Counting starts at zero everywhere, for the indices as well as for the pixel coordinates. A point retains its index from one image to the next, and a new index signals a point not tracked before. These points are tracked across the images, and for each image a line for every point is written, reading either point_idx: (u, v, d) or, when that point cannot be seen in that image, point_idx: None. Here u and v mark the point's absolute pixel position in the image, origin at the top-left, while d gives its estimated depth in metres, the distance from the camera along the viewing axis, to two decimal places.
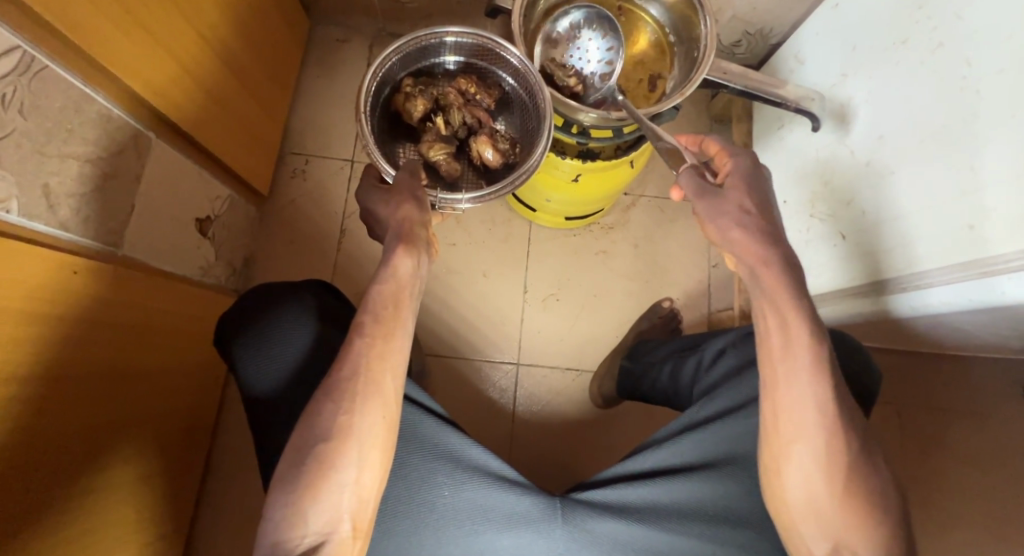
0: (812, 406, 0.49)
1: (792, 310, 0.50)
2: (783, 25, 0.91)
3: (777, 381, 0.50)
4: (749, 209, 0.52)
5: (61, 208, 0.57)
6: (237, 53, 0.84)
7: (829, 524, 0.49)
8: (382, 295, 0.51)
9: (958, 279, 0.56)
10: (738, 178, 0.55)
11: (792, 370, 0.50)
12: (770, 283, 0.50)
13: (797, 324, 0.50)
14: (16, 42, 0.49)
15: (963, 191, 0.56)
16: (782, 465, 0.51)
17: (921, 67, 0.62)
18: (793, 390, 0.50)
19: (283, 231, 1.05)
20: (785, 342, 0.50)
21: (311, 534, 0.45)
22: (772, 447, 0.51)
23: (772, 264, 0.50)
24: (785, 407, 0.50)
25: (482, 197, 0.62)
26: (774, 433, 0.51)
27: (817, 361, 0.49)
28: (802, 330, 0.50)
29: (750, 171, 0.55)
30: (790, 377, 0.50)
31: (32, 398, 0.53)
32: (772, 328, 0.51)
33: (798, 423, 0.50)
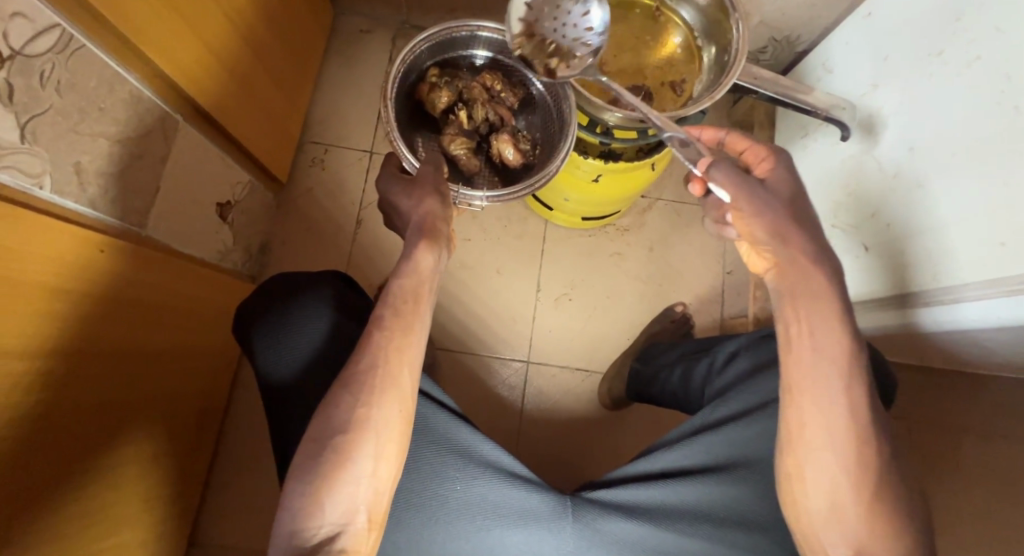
0: (844, 411, 0.49)
1: (833, 316, 0.51)
2: (811, 32, 0.90)
3: (809, 387, 0.50)
4: (788, 214, 0.53)
5: (90, 186, 0.57)
6: (264, 39, 0.84)
7: (851, 532, 0.49)
8: (402, 289, 0.52)
9: (990, 296, 0.56)
10: (784, 179, 0.56)
11: (826, 375, 0.50)
12: (805, 289, 0.52)
13: (833, 331, 0.50)
14: (56, 20, 0.50)
15: (997, 206, 0.55)
16: (802, 473, 0.51)
17: (958, 80, 0.61)
18: (825, 397, 0.50)
19: (300, 219, 1.06)
20: (821, 348, 0.50)
21: (327, 525, 0.45)
22: (796, 455, 0.51)
23: (811, 270, 0.52)
24: (814, 412, 0.50)
25: (501, 196, 0.62)
26: (799, 439, 0.51)
27: (850, 362, 0.50)
28: (837, 339, 0.50)
29: (788, 174, 0.56)
30: (823, 383, 0.50)
31: (52, 373, 0.54)
32: (806, 334, 0.51)
33: (827, 429, 0.50)
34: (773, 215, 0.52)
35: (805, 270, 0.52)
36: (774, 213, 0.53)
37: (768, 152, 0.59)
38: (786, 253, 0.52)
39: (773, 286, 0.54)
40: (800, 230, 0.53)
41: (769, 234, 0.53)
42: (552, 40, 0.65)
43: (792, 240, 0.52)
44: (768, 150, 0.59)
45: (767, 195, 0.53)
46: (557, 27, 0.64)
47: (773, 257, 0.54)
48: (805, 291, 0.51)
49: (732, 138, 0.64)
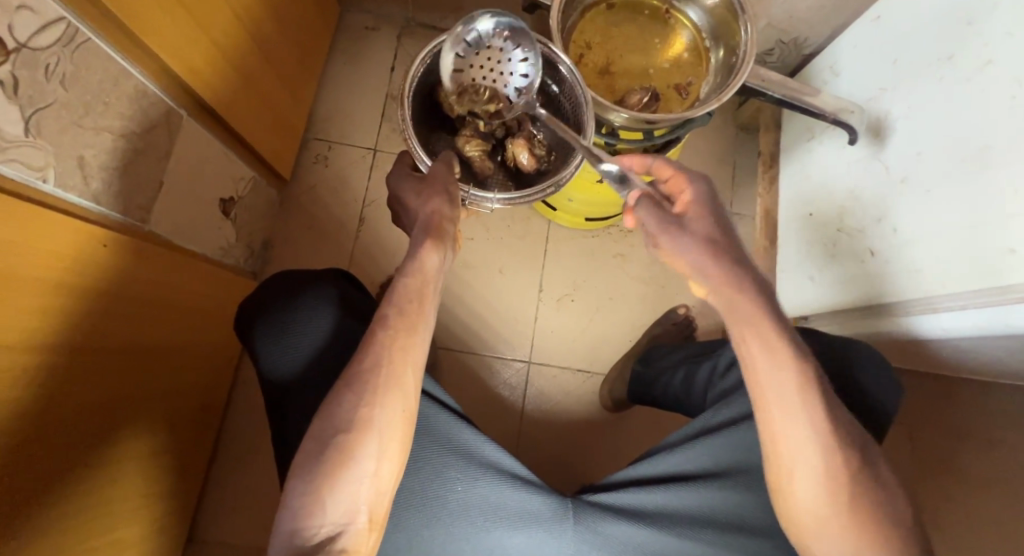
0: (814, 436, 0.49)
1: (772, 350, 0.50)
2: (819, 35, 0.89)
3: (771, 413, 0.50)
4: (710, 244, 0.51)
5: (94, 181, 0.57)
6: (269, 36, 0.84)
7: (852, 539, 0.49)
8: (406, 287, 0.52)
9: (983, 303, 0.58)
10: (699, 207, 0.54)
11: (783, 391, 0.49)
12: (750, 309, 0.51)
13: (783, 364, 0.49)
14: (62, 13, 0.50)
15: (1005, 212, 0.55)
16: (794, 485, 0.50)
17: (968, 86, 0.61)
18: (793, 426, 0.49)
19: (302, 216, 1.05)
20: (772, 381, 0.50)
21: (328, 524, 0.44)
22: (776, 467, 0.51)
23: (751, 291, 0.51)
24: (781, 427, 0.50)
25: (512, 199, 0.62)
26: (779, 461, 0.50)
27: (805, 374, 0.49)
28: (790, 369, 0.50)
29: (709, 198, 0.54)
30: (790, 412, 0.49)
31: (53, 367, 0.53)
32: (758, 368, 0.50)
33: (804, 449, 0.49)
34: (694, 250, 0.51)
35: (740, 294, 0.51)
36: (697, 245, 0.51)
37: (687, 177, 0.56)
38: (715, 283, 0.51)
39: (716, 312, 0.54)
40: (724, 257, 0.51)
41: (694, 267, 0.52)
42: (485, 88, 0.67)
43: (713, 271, 0.51)
44: (689, 175, 0.56)
45: (684, 229, 0.52)
46: (490, 74, 0.67)
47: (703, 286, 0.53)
48: (747, 311, 0.51)
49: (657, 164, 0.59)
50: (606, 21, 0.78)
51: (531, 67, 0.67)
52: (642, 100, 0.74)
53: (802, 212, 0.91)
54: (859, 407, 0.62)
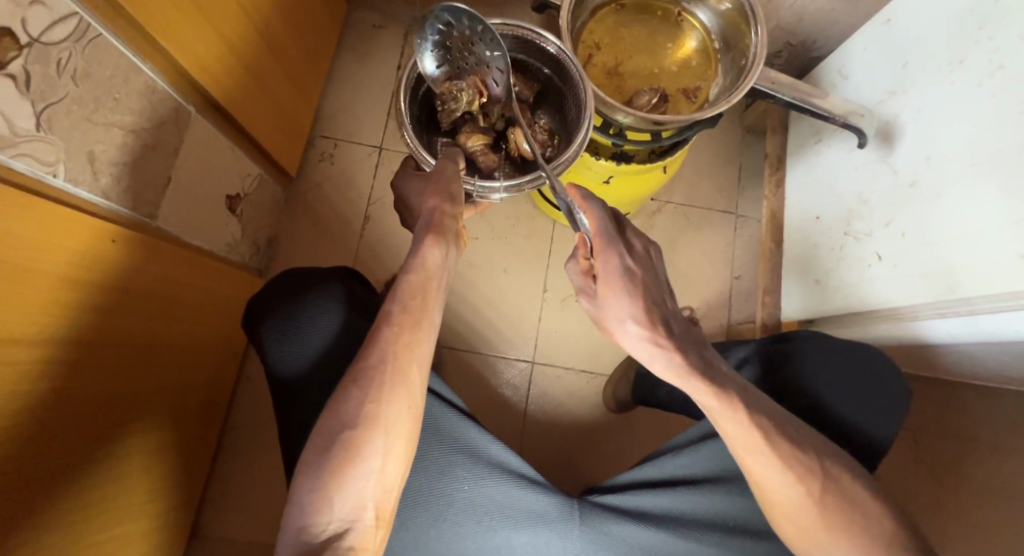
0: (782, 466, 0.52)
1: (709, 407, 0.54)
2: (828, 38, 0.89)
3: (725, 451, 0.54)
4: (622, 319, 0.55)
5: (103, 176, 0.57)
6: (277, 33, 0.84)
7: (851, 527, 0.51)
8: (411, 284, 0.52)
9: (976, 311, 0.60)
10: (608, 286, 0.55)
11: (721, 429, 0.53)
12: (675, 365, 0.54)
13: (723, 415, 0.53)
14: (74, 9, 0.50)
15: (1014, 218, 0.54)
16: (789, 488, 0.52)
17: (979, 91, 0.61)
18: (755, 460, 0.53)
19: (308, 213, 1.05)
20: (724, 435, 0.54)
21: (336, 521, 0.44)
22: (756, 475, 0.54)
23: (671, 351, 0.54)
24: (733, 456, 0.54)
25: (518, 186, 0.62)
26: (763, 485, 0.53)
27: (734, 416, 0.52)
28: (728, 415, 0.53)
29: (623, 272, 0.54)
30: (754, 454, 0.53)
31: (62, 362, 0.54)
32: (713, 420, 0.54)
33: (785, 467, 0.52)
34: (608, 319, 0.57)
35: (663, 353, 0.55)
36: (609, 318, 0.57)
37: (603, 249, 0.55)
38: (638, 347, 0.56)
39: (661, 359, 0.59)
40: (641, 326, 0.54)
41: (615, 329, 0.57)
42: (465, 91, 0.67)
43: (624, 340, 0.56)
44: (598, 252, 0.55)
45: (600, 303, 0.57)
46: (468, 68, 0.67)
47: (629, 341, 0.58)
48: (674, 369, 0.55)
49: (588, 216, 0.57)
50: (616, 21, 0.78)
51: (499, 51, 0.64)
52: (650, 101, 0.74)
53: (810, 215, 0.91)
54: (851, 427, 0.63)
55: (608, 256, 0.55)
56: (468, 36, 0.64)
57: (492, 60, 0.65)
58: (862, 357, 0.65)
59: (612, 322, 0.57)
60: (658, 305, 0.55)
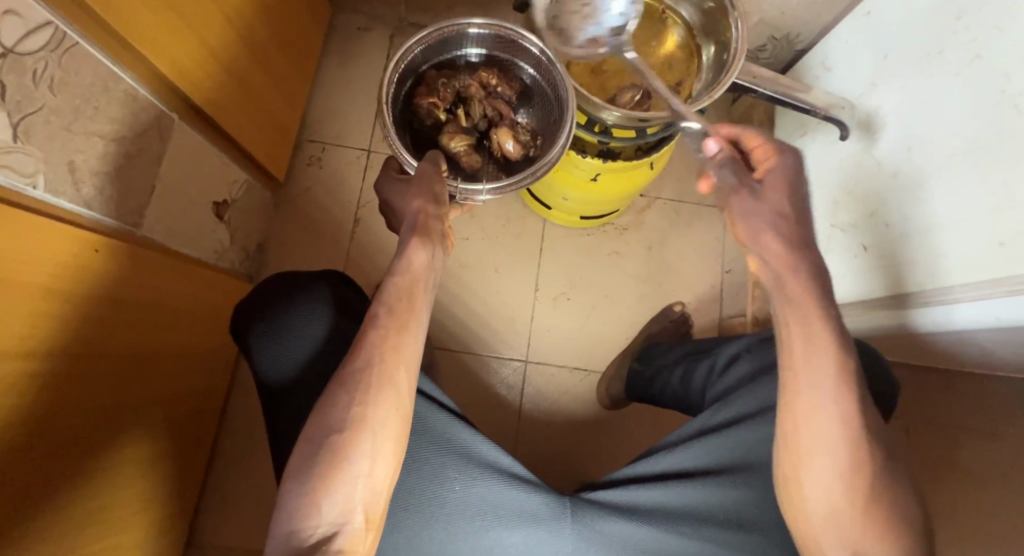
0: (834, 421, 0.49)
1: (809, 344, 0.50)
2: (810, 31, 0.90)
3: (802, 402, 0.50)
4: (785, 214, 0.53)
5: (85, 186, 0.57)
6: (261, 37, 0.84)
7: (851, 520, 0.49)
8: (397, 288, 0.52)
9: (980, 296, 0.57)
10: (780, 181, 0.54)
11: (814, 378, 0.50)
12: (797, 287, 0.51)
13: (823, 355, 0.50)
14: (49, 18, 0.49)
15: (994, 207, 0.55)
16: (814, 477, 0.50)
17: (957, 81, 0.61)
18: (824, 423, 0.49)
19: (298, 218, 1.05)
20: (797, 365, 0.51)
21: (324, 525, 0.45)
22: (793, 456, 0.51)
23: (797, 270, 0.51)
24: (807, 414, 0.50)
25: (501, 189, 0.62)
26: (799, 437, 0.50)
27: (838, 365, 0.50)
28: (827, 358, 0.50)
29: (795, 172, 0.55)
30: (819, 395, 0.50)
31: (48, 375, 0.53)
32: (790, 351, 0.51)
33: (825, 451, 0.49)
34: (759, 216, 0.53)
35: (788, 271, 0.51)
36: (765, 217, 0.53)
37: (774, 149, 0.57)
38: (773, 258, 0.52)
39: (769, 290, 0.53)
40: (784, 231, 0.52)
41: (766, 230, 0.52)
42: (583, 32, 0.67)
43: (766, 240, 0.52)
44: (771, 153, 0.57)
45: (756, 198, 0.53)
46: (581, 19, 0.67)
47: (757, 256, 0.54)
48: (789, 294, 0.51)
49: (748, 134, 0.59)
50: None
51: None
52: (634, 98, 0.75)
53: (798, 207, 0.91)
54: None
55: (790, 155, 0.55)
56: None
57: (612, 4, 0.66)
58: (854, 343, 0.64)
59: (765, 223, 0.53)
60: (791, 223, 0.53)
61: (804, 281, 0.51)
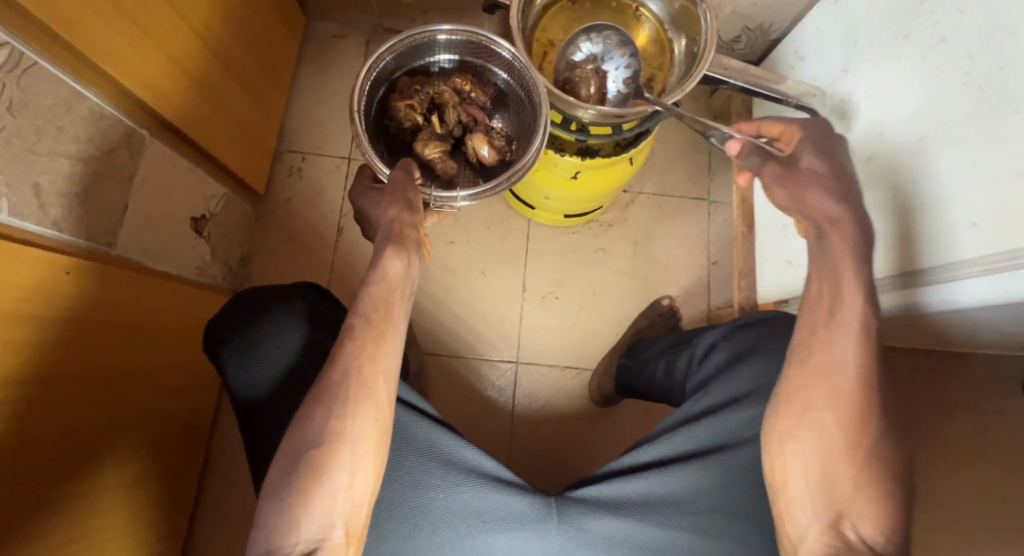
0: (850, 378, 0.49)
1: (839, 302, 0.50)
2: (783, 20, 0.90)
3: (818, 354, 0.51)
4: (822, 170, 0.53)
5: (53, 208, 0.56)
6: (232, 49, 0.83)
7: (834, 503, 0.48)
8: (372, 298, 0.51)
9: (956, 277, 0.57)
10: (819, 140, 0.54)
11: (837, 335, 0.50)
12: (842, 238, 0.51)
13: (852, 316, 0.50)
14: (6, 39, 0.49)
15: (964, 187, 0.55)
16: (797, 446, 0.51)
17: (923, 64, 0.62)
18: (830, 384, 0.50)
19: (280, 229, 1.04)
20: (831, 318, 0.51)
21: (303, 542, 0.44)
22: (791, 412, 0.51)
23: (848, 221, 0.51)
24: (820, 370, 0.50)
25: (478, 194, 0.61)
26: (809, 387, 0.51)
27: (867, 330, 0.49)
28: (856, 317, 0.50)
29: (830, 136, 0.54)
30: (844, 346, 0.50)
31: (25, 400, 0.53)
32: (831, 302, 0.51)
33: (805, 424, 0.50)
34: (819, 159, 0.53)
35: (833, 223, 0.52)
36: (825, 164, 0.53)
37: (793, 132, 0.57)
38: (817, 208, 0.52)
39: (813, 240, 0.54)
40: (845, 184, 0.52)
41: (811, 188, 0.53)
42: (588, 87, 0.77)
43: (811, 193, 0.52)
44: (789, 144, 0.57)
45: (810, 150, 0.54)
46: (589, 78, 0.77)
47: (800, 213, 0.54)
48: (838, 254, 0.51)
49: (767, 122, 0.59)
50: (568, 16, 0.79)
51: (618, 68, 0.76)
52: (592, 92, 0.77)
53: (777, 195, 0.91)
54: None
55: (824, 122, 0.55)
56: (606, 52, 0.76)
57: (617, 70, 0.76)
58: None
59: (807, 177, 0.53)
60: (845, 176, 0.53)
61: (848, 235, 0.51)
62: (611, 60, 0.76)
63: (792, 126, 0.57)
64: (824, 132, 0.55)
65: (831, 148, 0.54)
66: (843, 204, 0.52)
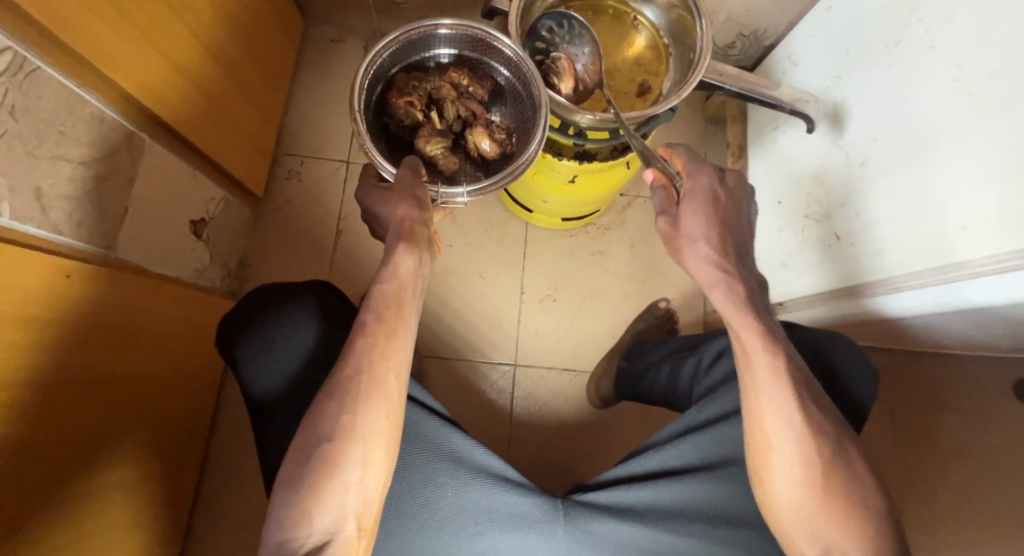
0: (785, 407, 0.50)
1: (749, 346, 0.52)
2: (777, 27, 0.92)
3: (753, 401, 0.52)
4: (698, 233, 0.53)
5: (54, 211, 0.57)
6: (231, 54, 0.84)
7: (831, 506, 0.49)
8: (383, 294, 0.52)
9: (951, 281, 0.57)
10: (692, 201, 0.54)
11: (758, 380, 0.51)
12: (723, 300, 0.53)
13: (760, 358, 0.51)
14: (9, 43, 0.49)
15: (955, 193, 0.56)
16: (783, 469, 0.50)
17: (913, 71, 0.63)
18: (773, 423, 0.51)
19: (279, 232, 1.05)
20: (745, 369, 0.52)
21: (316, 534, 0.45)
22: (756, 455, 0.52)
23: (722, 284, 0.53)
24: (757, 415, 0.51)
25: (481, 189, 0.62)
26: (759, 432, 0.51)
27: (777, 365, 0.51)
28: (765, 358, 0.51)
29: (712, 187, 0.55)
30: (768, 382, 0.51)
31: (29, 401, 0.53)
32: (738, 353, 0.53)
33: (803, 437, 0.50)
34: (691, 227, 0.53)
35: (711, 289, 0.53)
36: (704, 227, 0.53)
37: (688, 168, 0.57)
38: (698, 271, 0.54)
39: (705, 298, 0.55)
40: (720, 244, 0.53)
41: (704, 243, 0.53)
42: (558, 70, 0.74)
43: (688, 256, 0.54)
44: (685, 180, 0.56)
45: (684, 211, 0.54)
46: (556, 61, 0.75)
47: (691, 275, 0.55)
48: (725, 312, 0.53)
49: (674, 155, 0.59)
50: None
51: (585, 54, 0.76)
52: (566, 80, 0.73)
53: (772, 199, 0.92)
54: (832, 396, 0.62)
55: (705, 173, 0.55)
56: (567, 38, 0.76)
57: (584, 58, 0.76)
58: (822, 354, 0.63)
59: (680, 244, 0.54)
60: (725, 233, 0.54)
61: (729, 296, 0.52)
62: (575, 47, 0.76)
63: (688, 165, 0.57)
64: (705, 188, 0.54)
65: (714, 204, 0.54)
66: (716, 266, 0.53)
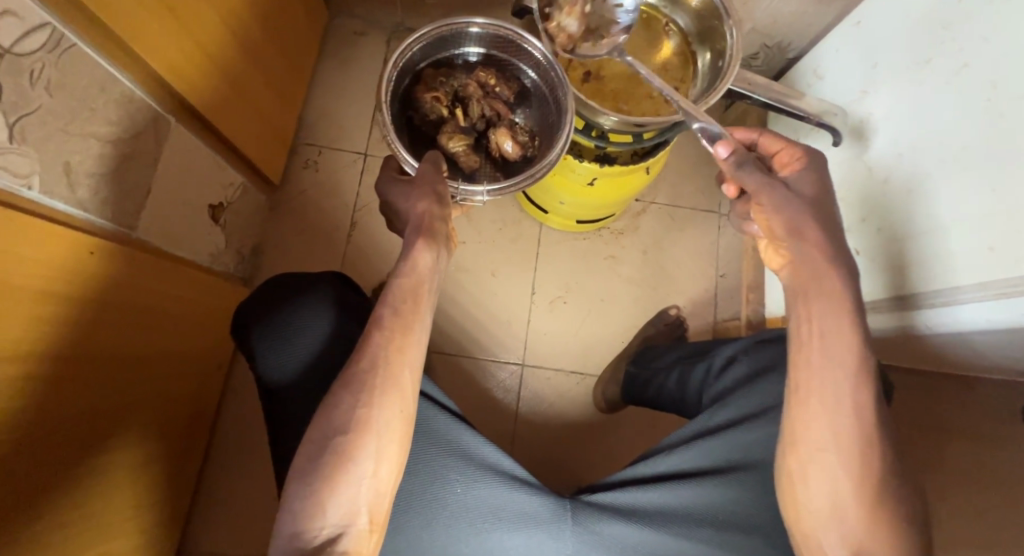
0: (848, 413, 0.50)
1: (836, 338, 0.51)
2: (802, 40, 0.91)
3: (816, 398, 0.51)
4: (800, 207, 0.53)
5: (80, 188, 0.57)
6: (258, 40, 0.84)
7: (848, 519, 0.49)
8: (402, 288, 0.51)
9: (984, 301, 0.57)
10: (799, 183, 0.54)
11: (830, 376, 0.50)
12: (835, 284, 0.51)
13: (843, 352, 0.50)
14: (46, 19, 0.49)
15: (988, 213, 0.56)
16: (815, 477, 0.51)
17: (945, 88, 0.63)
18: (827, 423, 0.50)
19: (294, 221, 1.05)
20: (821, 358, 0.51)
21: (329, 526, 0.45)
22: (798, 454, 0.52)
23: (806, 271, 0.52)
24: (818, 413, 0.51)
25: (501, 189, 0.62)
26: (811, 429, 0.51)
27: (860, 362, 0.50)
28: (849, 353, 0.50)
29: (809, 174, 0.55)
30: (826, 382, 0.51)
31: (43, 377, 0.53)
32: (811, 342, 0.52)
33: (837, 450, 0.50)
34: (790, 209, 0.53)
35: (820, 270, 0.52)
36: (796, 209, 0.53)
37: (801, 151, 0.58)
38: (801, 249, 0.53)
39: (789, 284, 0.55)
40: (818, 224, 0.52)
41: None
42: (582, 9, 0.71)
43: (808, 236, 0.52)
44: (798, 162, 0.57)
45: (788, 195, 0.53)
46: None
47: (789, 253, 0.54)
48: (819, 291, 0.52)
49: (769, 137, 0.61)
50: None
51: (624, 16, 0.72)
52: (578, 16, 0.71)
53: None
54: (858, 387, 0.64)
55: (817, 158, 0.56)
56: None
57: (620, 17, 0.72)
58: None
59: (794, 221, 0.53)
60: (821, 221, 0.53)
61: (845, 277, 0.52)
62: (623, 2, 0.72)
63: (791, 147, 0.59)
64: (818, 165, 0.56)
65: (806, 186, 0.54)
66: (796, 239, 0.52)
